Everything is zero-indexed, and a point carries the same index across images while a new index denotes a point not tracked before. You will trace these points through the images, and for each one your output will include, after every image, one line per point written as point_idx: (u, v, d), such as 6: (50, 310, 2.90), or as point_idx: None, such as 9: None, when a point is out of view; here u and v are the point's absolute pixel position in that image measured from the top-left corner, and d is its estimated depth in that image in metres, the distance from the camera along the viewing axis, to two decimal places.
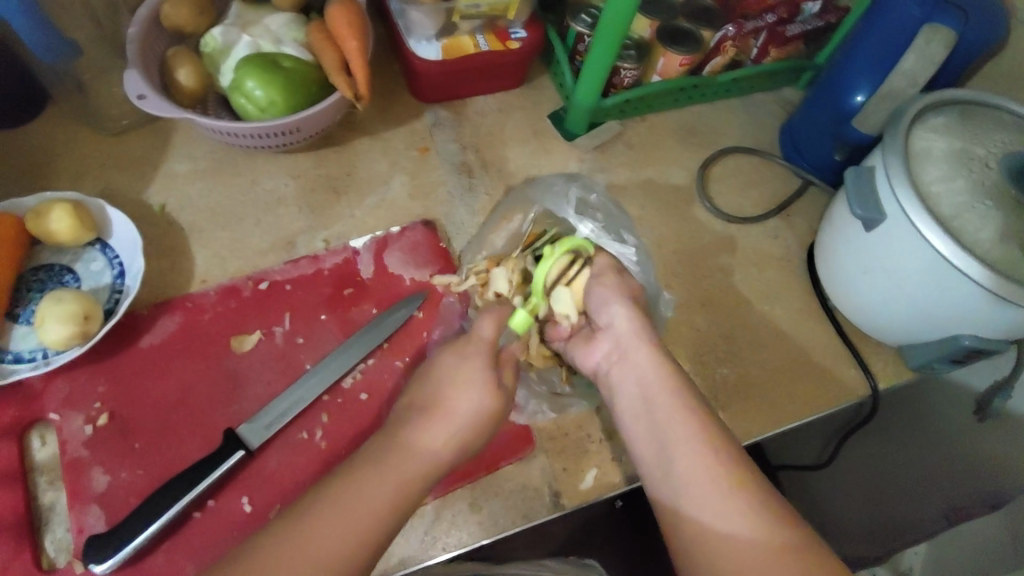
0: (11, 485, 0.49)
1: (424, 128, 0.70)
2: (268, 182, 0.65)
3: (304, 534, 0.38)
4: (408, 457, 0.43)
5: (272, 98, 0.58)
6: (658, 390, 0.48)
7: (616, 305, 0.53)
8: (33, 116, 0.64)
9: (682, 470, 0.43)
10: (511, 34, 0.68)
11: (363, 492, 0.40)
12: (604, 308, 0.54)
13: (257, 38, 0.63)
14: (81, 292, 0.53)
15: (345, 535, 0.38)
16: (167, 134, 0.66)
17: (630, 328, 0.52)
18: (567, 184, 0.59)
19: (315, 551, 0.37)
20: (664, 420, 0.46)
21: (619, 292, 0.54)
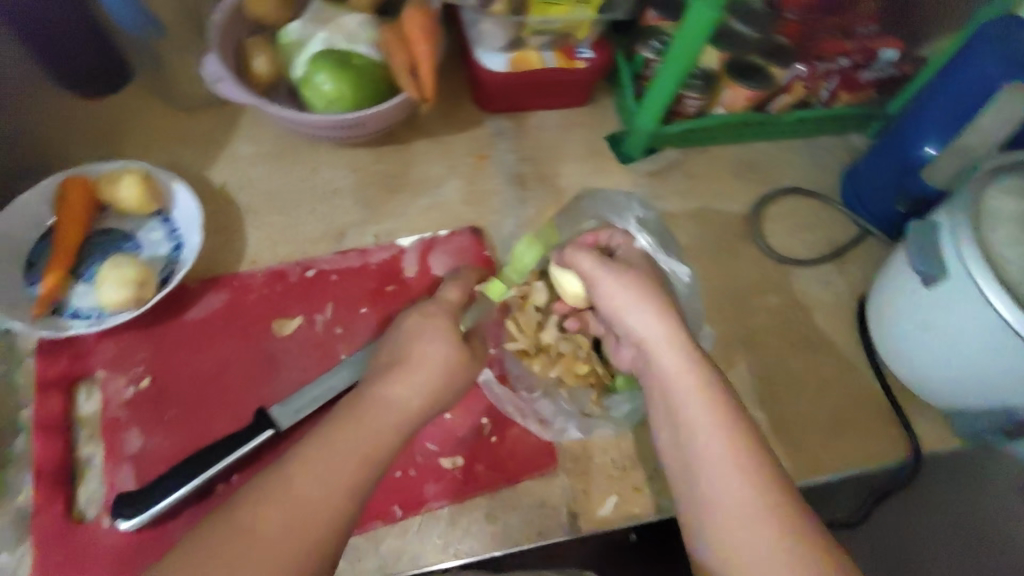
0: (53, 435, 0.50)
1: (483, 136, 0.71)
2: (327, 173, 0.66)
3: (282, 491, 0.36)
4: (374, 429, 0.40)
5: (340, 92, 0.59)
6: (688, 395, 0.44)
7: (633, 305, 0.48)
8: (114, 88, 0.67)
9: (713, 480, 0.40)
10: (577, 53, 0.69)
11: (335, 455, 0.38)
12: (624, 316, 0.49)
13: (332, 34, 0.65)
14: (140, 259, 0.55)
15: (317, 494, 0.37)
16: (235, 117, 0.68)
17: (661, 334, 0.47)
18: (629, 200, 0.64)
19: (287, 510, 0.36)
20: (690, 426, 0.43)
21: (638, 294, 0.48)
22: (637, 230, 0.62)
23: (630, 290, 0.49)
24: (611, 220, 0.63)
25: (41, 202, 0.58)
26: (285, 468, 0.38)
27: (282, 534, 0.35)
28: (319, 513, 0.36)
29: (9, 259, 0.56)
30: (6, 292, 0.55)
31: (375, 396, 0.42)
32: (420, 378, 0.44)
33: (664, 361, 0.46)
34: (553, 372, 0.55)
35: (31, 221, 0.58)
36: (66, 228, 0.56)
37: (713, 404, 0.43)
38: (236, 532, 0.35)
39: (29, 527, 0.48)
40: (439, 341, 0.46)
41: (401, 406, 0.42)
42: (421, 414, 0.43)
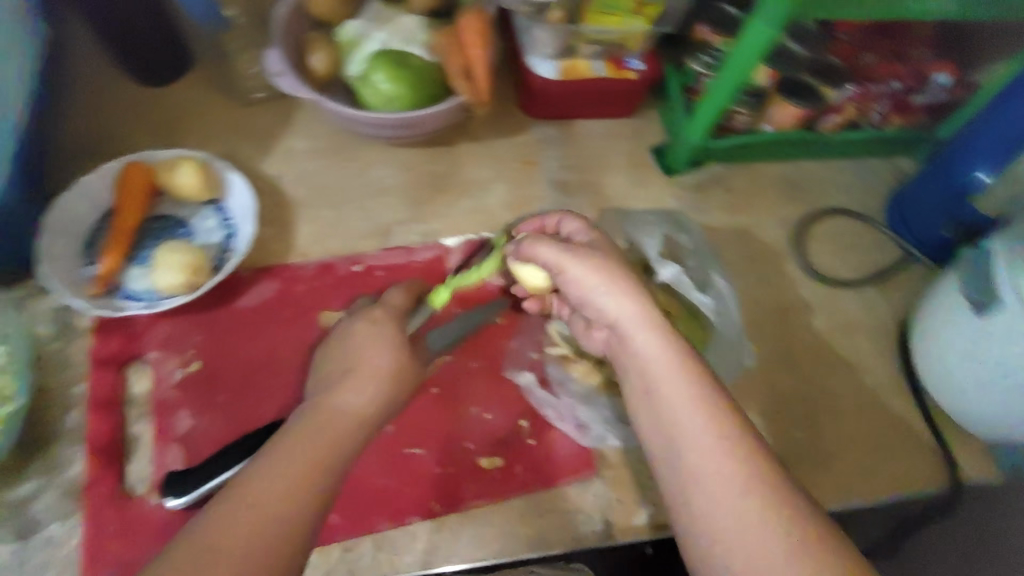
0: (105, 411, 0.52)
1: (530, 143, 0.72)
2: (377, 171, 0.68)
3: (251, 492, 0.37)
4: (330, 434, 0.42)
5: (397, 92, 0.60)
6: (677, 385, 0.42)
7: (600, 291, 0.46)
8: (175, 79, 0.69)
9: (706, 475, 0.39)
10: (627, 64, 0.69)
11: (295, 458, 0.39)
12: (593, 300, 0.47)
13: (390, 36, 0.66)
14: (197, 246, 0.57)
15: (281, 492, 0.37)
16: (292, 113, 0.70)
17: (628, 317, 0.45)
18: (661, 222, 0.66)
19: (253, 509, 0.36)
20: (677, 421, 0.41)
21: (606, 277, 0.47)
22: (659, 261, 0.62)
23: (593, 273, 0.47)
24: (638, 241, 0.64)
25: (100, 183, 0.60)
26: (249, 476, 0.38)
27: (248, 534, 0.35)
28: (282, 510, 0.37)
29: (67, 234, 0.57)
30: (64, 269, 0.56)
31: (328, 406, 0.44)
32: (371, 383, 0.46)
33: (645, 346, 0.44)
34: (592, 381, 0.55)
35: (91, 200, 0.59)
36: (126, 212, 0.58)
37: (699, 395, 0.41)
38: (203, 536, 0.34)
39: (79, 500, 0.49)
40: (378, 351, 0.48)
41: (354, 414, 0.44)
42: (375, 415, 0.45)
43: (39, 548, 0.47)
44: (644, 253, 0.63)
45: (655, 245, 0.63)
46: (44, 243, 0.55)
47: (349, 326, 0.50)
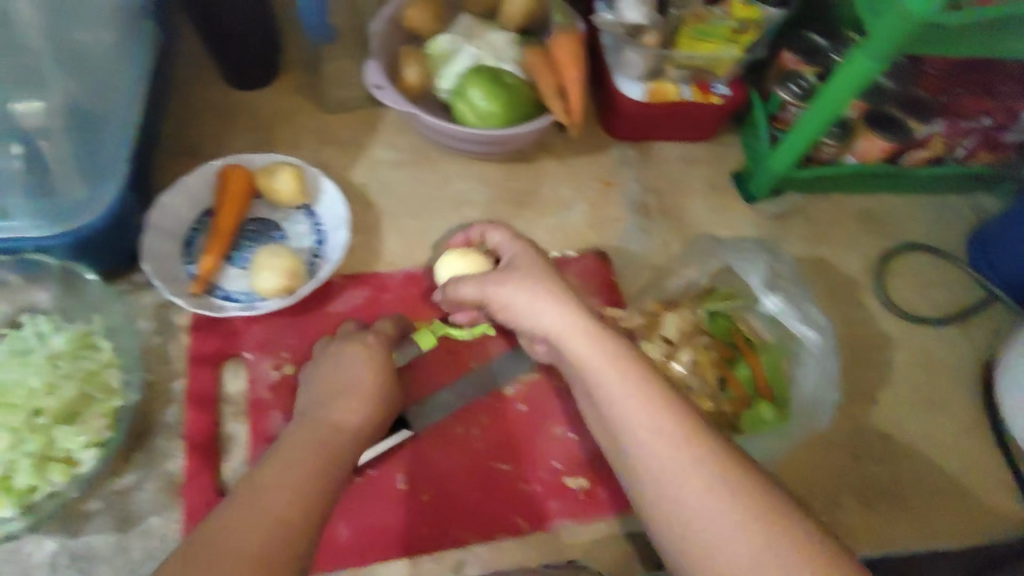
0: (203, 408, 0.53)
1: (610, 163, 0.71)
2: (461, 184, 0.68)
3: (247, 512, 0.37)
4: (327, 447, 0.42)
5: (492, 110, 0.61)
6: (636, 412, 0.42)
7: (531, 309, 0.47)
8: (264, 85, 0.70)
9: (683, 499, 0.39)
10: (713, 88, 0.68)
11: (292, 474, 0.40)
12: (532, 317, 0.48)
13: (481, 52, 0.66)
14: (294, 251, 0.58)
15: (278, 507, 0.37)
16: (377, 122, 0.70)
17: (564, 332, 0.46)
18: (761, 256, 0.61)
19: (252, 527, 0.36)
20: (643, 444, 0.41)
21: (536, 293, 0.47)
22: (762, 290, 0.61)
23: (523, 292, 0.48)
24: (734, 267, 0.62)
25: (200, 183, 0.61)
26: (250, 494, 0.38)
27: (241, 548, 0.35)
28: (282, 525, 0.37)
29: (169, 233, 0.59)
30: (167, 266, 0.58)
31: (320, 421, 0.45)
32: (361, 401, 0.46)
33: (599, 369, 0.43)
34: None
35: (191, 200, 0.61)
36: (226, 213, 0.59)
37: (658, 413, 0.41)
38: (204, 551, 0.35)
39: (178, 494, 0.50)
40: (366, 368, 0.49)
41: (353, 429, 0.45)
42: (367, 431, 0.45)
43: (139, 540, 0.48)
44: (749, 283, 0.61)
45: (758, 276, 0.61)
46: (148, 241, 0.57)
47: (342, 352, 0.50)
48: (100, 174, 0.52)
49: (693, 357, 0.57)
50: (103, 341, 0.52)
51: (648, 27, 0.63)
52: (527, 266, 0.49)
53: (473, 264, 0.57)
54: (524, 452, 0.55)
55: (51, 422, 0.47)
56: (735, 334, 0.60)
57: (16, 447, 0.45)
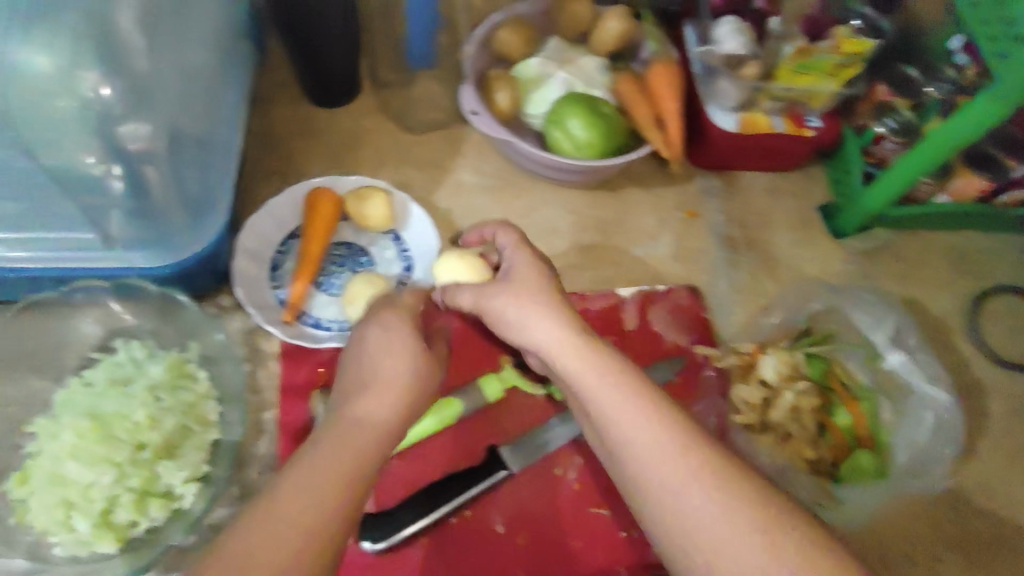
0: (295, 440, 0.52)
1: (695, 193, 0.69)
2: (546, 212, 0.66)
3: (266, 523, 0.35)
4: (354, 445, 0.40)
5: (590, 140, 0.59)
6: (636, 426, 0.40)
7: (524, 319, 0.45)
8: (344, 103, 0.68)
9: (695, 518, 0.36)
10: (806, 121, 0.66)
11: (311, 479, 0.37)
12: (525, 328, 0.45)
13: (572, 77, 0.63)
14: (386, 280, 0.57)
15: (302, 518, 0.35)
16: (460, 142, 0.68)
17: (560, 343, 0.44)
18: (886, 306, 0.60)
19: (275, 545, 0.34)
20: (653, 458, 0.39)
21: (530, 304, 0.45)
22: (886, 345, 0.59)
23: (518, 302, 0.46)
24: (846, 309, 0.61)
25: (287, 204, 0.59)
26: (265, 503, 0.36)
27: (254, 564, 0.33)
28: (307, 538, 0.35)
29: (258, 257, 0.58)
30: (257, 292, 0.56)
31: (342, 415, 0.42)
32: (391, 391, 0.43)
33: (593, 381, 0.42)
34: (785, 454, 0.54)
35: (278, 222, 0.59)
36: (314, 236, 0.58)
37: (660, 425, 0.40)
38: (216, 568, 0.33)
39: None
40: (401, 359, 0.44)
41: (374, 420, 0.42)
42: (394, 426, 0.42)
43: None
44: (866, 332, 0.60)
45: (885, 334, 0.59)
46: (238, 266, 0.56)
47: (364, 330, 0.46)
48: (202, 212, 0.52)
49: (795, 402, 0.55)
50: (199, 371, 0.51)
51: (748, 56, 0.62)
52: (522, 276, 0.47)
53: (472, 269, 0.54)
54: (591, 510, 0.53)
55: (152, 457, 0.46)
56: (834, 379, 0.58)
57: (120, 481, 0.45)
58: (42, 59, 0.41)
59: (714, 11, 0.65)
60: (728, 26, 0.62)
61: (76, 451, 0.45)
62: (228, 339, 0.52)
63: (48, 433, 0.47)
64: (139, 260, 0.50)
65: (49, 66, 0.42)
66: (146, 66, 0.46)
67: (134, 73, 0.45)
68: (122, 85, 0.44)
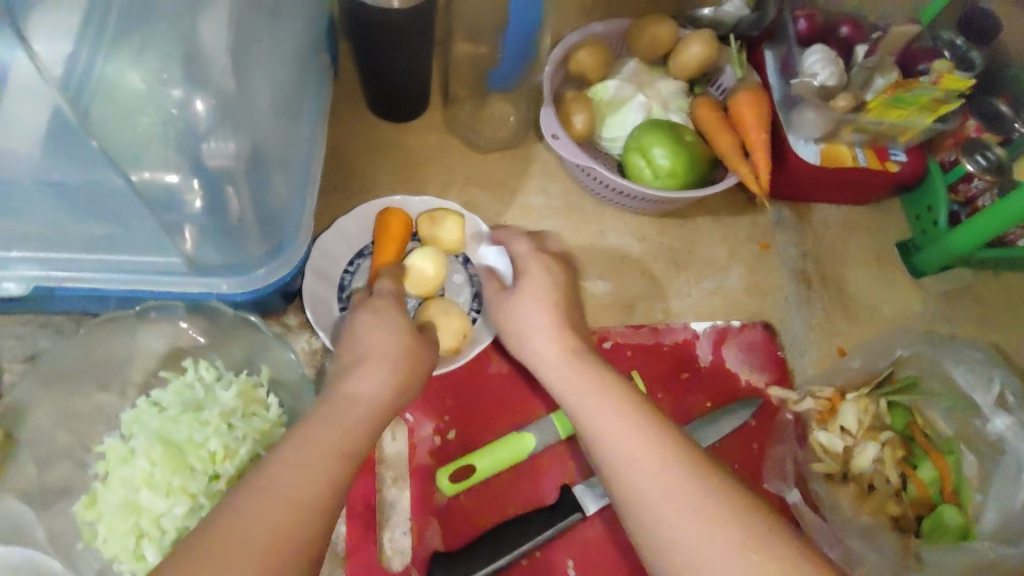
0: (367, 473, 0.51)
1: (767, 223, 0.67)
2: (614, 238, 0.64)
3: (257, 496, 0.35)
4: (349, 428, 0.40)
5: (674, 169, 0.57)
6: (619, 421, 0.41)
7: (528, 324, 0.47)
8: (411, 118, 0.66)
9: (687, 516, 0.37)
10: (890, 155, 0.64)
11: (306, 457, 0.37)
12: (525, 334, 0.48)
13: (650, 100, 0.62)
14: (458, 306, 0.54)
15: (294, 496, 0.35)
16: (529, 163, 0.66)
17: (556, 349, 0.46)
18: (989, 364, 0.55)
19: (264, 519, 0.34)
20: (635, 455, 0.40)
21: (537, 306, 0.48)
22: (990, 409, 0.54)
23: (525, 306, 0.48)
24: (934, 354, 0.57)
25: (357, 224, 0.58)
26: (257, 477, 0.36)
27: (240, 537, 0.33)
28: (300, 517, 0.35)
29: (327, 278, 0.56)
30: (325, 313, 0.55)
31: (331, 397, 0.42)
32: (387, 367, 0.44)
33: (588, 388, 0.43)
34: (866, 510, 0.52)
35: (347, 243, 0.58)
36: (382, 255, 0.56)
37: (641, 424, 0.41)
38: (206, 547, 0.32)
39: (344, 566, 0.49)
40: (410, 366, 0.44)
41: (370, 399, 0.42)
42: (386, 410, 0.42)
43: None
44: (958, 378, 0.56)
45: (990, 396, 0.55)
46: (308, 286, 0.55)
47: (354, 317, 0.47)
48: (275, 233, 0.50)
49: (878, 453, 0.53)
50: (269, 395, 0.50)
51: (836, 88, 0.60)
52: (530, 281, 0.49)
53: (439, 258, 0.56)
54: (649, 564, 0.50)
55: (225, 487, 0.45)
56: (917, 430, 0.55)
57: (194, 511, 0.44)
58: (137, 76, 0.41)
59: (800, 37, 0.64)
60: (819, 56, 0.61)
61: (149, 478, 0.45)
62: (299, 358, 0.51)
63: (118, 457, 0.46)
64: (218, 284, 0.49)
65: (143, 83, 0.41)
66: (236, 83, 0.44)
67: (224, 91, 0.43)
68: (212, 103, 0.43)
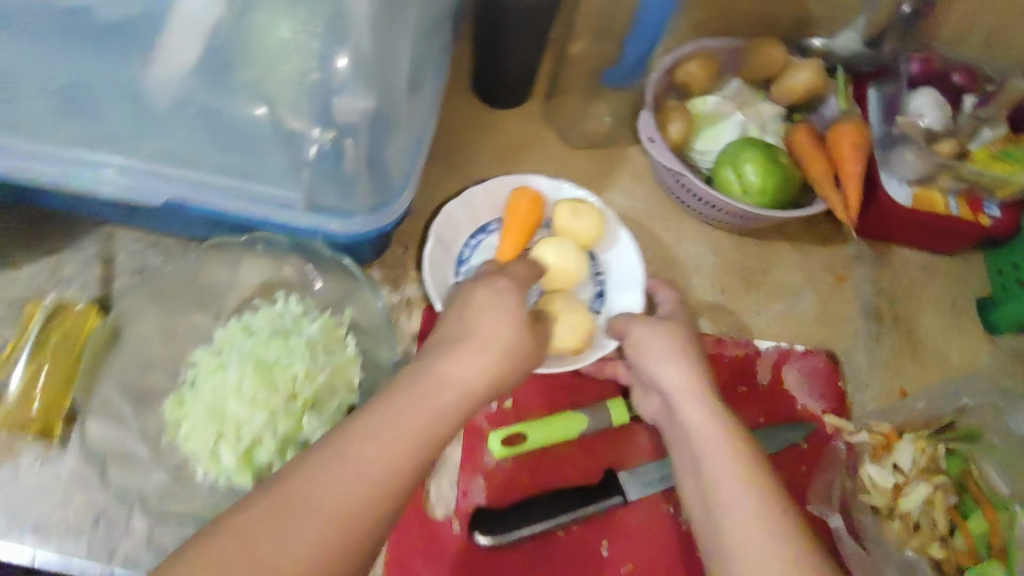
0: None
1: (845, 257, 0.67)
2: (690, 247, 0.66)
3: (334, 463, 0.35)
4: (433, 409, 0.40)
5: (763, 187, 0.58)
6: (721, 462, 0.43)
7: (663, 354, 0.50)
8: (513, 107, 0.70)
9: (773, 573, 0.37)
10: (985, 208, 0.63)
11: (386, 434, 0.37)
12: (654, 364, 0.50)
13: (747, 120, 0.63)
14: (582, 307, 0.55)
15: (374, 468, 0.36)
16: (617, 165, 0.69)
17: (685, 385, 0.48)
18: None
19: (345, 488, 0.35)
20: (726, 499, 0.41)
21: (676, 347, 0.51)
22: None
23: (661, 341, 0.51)
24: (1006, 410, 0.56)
25: (488, 202, 0.62)
26: (339, 441, 0.36)
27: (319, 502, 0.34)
28: (373, 493, 0.35)
29: (448, 249, 0.59)
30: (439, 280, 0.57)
31: (431, 371, 0.42)
32: (486, 357, 0.43)
33: (704, 430, 0.45)
34: (911, 544, 0.52)
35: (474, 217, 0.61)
36: (517, 233, 0.58)
37: (740, 474, 0.42)
38: (286, 503, 0.33)
39: None
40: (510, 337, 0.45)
41: (464, 385, 0.42)
42: (480, 399, 0.43)
43: None
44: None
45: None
46: (430, 251, 0.58)
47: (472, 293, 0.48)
48: (384, 195, 0.53)
49: (929, 495, 0.53)
50: (348, 336, 0.53)
51: (941, 133, 0.61)
52: (675, 327, 0.53)
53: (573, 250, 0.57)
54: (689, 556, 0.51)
55: (301, 409, 0.49)
56: (972, 481, 0.55)
57: (269, 425, 0.47)
58: (287, 28, 0.45)
59: (912, 79, 0.63)
60: (929, 100, 0.61)
61: (238, 390, 0.48)
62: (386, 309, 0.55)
63: (208, 369, 0.50)
64: (328, 225, 0.52)
65: (290, 34, 0.45)
66: (375, 46, 0.45)
67: (362, 55, 0.44)
68: (353, 63, 0.45)
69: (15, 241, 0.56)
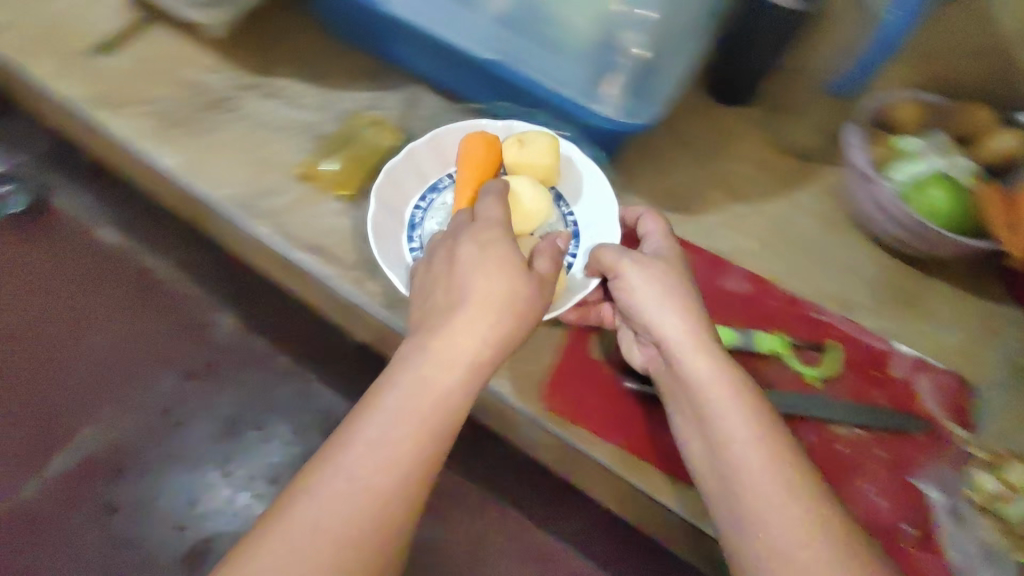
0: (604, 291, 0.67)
1: (1003, 314, 0.70)
2: (856, 255, 0.72)
3: (334, 486, 0.44)
4: (433, 397, 0.47)
5: (950, 208, 0.66)
6: (739, 429, 0.49)
7: (659, 302, 0.55)
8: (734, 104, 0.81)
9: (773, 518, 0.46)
10: None
11: (388, 445, 0.45)
12: (653, 312, 0.55)
13: (946, 165, 0.68)
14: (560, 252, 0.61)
15: (376, 482, 0.44)
16: (811, 169, 0.77)
17: (685, 337, 0.53)
18: None
19: (347, 508, 0.44)
20: (733, 456, 0.48)
21: (669, 294, 0.55)
22: None
23: (658, 287, 0.55)
24: None
25: (436, 161, 0.67)
26: (337, 462, 0.45)
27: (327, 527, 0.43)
28: (378, 503, 0.44)
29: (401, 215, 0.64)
30: (395, 244, 0.62)
31: (431, 339, 0.48)
32: (482, 323, 0.48)
33: (715, 387, 0.51)
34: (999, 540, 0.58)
35: (420, 178, 0.66)
36: (479, 174, 0.62)
37: (749, 429, 0.49)
38: (297, 531, 0.43)
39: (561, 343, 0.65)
40: (501, 280, 0.49)
41: (463, 352, 0.48)
42: (489, 356, 0.49)
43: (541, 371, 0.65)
44: None
45: None
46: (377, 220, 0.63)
47: (458, 247, 0.51)
48: (639, 112, 0.65)
49: None
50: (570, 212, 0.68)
51: None
52: (668, 267, 0.58)
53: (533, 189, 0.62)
54: None
55: None
56: None
57: None
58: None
59: None
60: None
61: None
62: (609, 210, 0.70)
63: None
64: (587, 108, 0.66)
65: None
66: None
67: None
68: None
69: (349, 72, 0.76)
